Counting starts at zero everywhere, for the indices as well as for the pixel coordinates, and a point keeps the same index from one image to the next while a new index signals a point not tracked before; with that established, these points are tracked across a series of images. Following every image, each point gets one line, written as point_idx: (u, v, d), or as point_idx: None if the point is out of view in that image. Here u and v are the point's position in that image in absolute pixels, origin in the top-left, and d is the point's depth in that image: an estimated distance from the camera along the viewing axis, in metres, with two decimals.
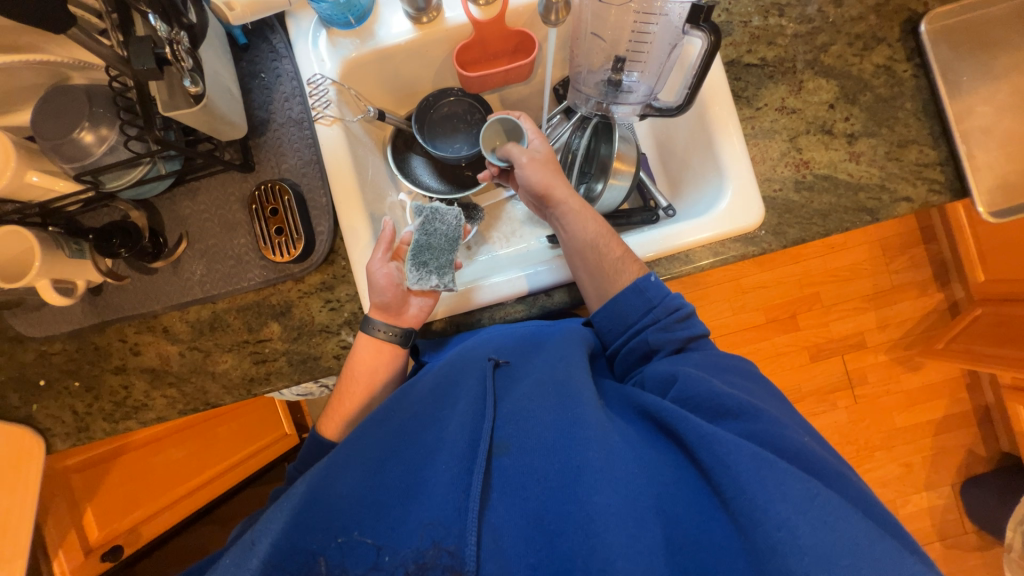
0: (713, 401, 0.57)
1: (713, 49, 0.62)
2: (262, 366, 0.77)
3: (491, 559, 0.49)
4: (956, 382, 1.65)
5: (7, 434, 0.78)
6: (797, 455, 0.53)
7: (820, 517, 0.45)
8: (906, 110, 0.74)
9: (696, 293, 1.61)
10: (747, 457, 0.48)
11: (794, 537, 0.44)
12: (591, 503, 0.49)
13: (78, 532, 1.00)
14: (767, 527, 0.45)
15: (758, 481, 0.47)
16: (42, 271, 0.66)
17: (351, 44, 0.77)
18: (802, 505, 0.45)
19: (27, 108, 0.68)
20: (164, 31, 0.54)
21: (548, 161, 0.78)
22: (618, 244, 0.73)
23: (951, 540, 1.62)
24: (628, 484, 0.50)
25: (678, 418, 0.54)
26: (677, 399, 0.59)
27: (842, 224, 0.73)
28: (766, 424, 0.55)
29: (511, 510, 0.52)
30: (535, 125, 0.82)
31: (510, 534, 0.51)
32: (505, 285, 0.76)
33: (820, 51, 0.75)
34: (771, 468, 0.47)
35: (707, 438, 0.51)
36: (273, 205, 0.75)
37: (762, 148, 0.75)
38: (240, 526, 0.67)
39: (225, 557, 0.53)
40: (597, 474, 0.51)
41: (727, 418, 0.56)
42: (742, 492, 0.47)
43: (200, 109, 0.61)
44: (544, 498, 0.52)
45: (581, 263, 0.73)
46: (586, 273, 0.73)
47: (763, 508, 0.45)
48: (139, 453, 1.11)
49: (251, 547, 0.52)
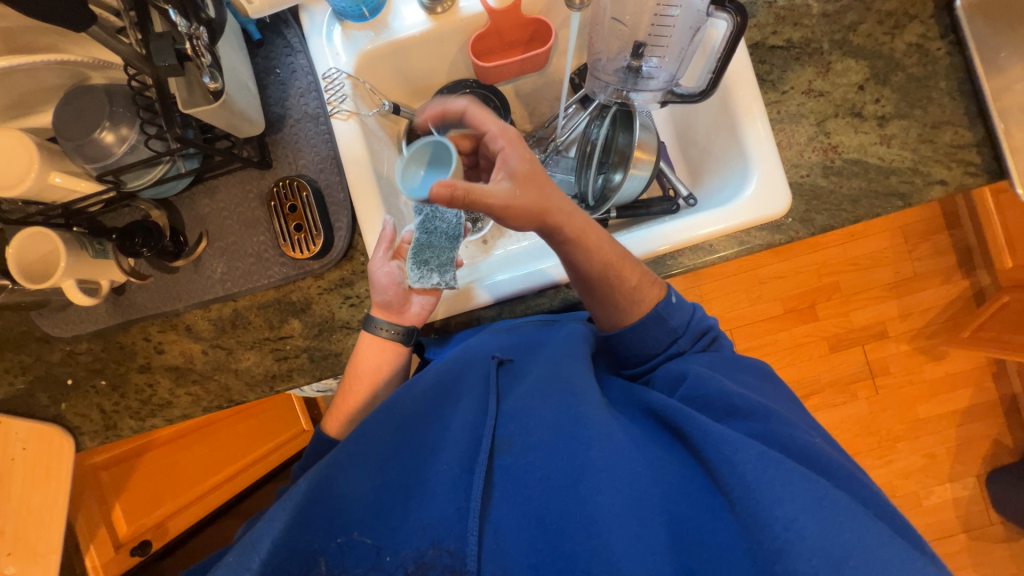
0: (722, 399, 0.57)
1: (739, 31, 0.61)
2: (284, 363, 0.77)
3: (492, 561, 0.48)
4: (981, 371, 1.61)
5: (38, 431, 0.79)
6: (811, 452, 0.52)
7: (831, 518, 0.44)
8: (940, 90, 0.71)
9: (711, 284, 1.59)
10: (753, 457, 0.48)
11: (802, 538, 0.43)
12: (594, 504, 0.48)
13: (107, 528, 1.04)
14: (774, 528, 0.44)
15: (766, 482, 0.46)
16: (67, 271, 0.67)
17: (365, 37, 0.76)
18: (810, 506, 0.44)
19: (48, 109, 0.69)
20: (184, 26, 0.54)
21: (536, 183, 0.61)
22: (632, 268, 0.67)
23: (976, 532, 1.59)
24: (632, 485, 0.49)
25: (686, 416, 0.53)
26: (687, 395, 0.59)
27: (872, 210, 0.70)
28: (784, 423, 0.55)
29: (511, 510, 0.51)
30: (501, 130, 0.63)
31: (511, 534, 0.50)
32: (500, 287, 0.76)
33: (849, 31, 0.73)
34: (774, 469, 0.47)
35: (713, 437, 0.50)
36: (291, 201, 0.75)
37: (788, 133, 0.73)
38: (243, 527, 0.63)
39: (226, 557, 0.51)
40: (599, 473, 0.50)
41: (735, 417, 0.56)
42: (749, 492, 0.46)
43: (220, 106, 0.61)
44: (547, 498, 0.51)
45: (592, 296, 0.68)
46: (599, 304, 0.68)
47: (769, 506, 0.44)
48: (162, 450, 1.13)
49: (252, 549, 0.49)
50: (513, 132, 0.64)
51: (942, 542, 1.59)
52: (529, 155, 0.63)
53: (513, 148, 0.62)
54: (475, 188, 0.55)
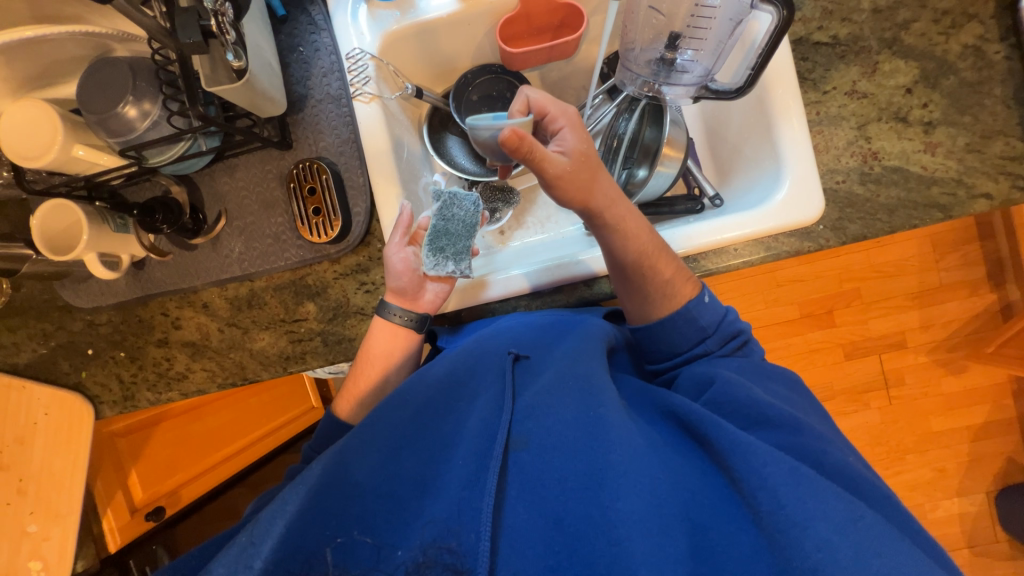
0: (753, 408, 0.56)
1: (785, 25, 0.58)
2: (298, 345, 0.78)
3: (506, 563, 0.49)
4: (1002, 387, 1.56)
5: (60, 398, 0.81)
6: (845, 471, 0.52)
7: (863, 540, 0.44)
8: (994, 97, 0.67)
9: (727, 284, 1.56)
10: (784, 471, 0.47)
11: (835, 559, 0.42)
12: (614, 509, 0.48)
13: (123, 492, 1.08)
14: (806, 547, 0.43)
15: (797, 498, 0.45)
16: (89, 244, 0.68)
17: (391, 16, 0.74)
18: (843, 527, 0.44)
19: (71, 80, 0.68)
20: (210, 1, 0.52)
21: (586, 160, 0.64)
22: (667, 261, 0.67)
23: (980, 548, 1.57)
24: (653, 491, 0.49)
25: (711, 423, 0.53)
26: (714, 399, 0.58)
27: (909, 221, 0.67)
28: (812, 436, 0.54)
29: (527, 511, 0.51)
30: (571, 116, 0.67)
31: (526, 535, 0.50)
32: (516, 280, 0.75)
33: (901, 29, 0.69)
34: (807, 485, 0.47)
35: (741, 447, 0.50)
36: (310, 184, 0.74)
37: (827, 136, 0.70)
38: (254, 503, 0.63)
39: (239, 536, 0.53)
40: (621, 477, 0.50)
41: (765, 426, 0.55)
42: (780, 507, 0.45)
43: (243, 85, 0.60)
44: (565, 499, 0.51)
45: (622, 283, 0.69)
46: (628, 292, 0.69)
47: (802, 526, 0.44)
48: (178, 420, 1.16)
49: (264, 533, 0.50)
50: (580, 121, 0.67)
51: None
52: (589, 142, 0.67)
53: (574, 130, 0.66)
54: (534, 149, 0.60)
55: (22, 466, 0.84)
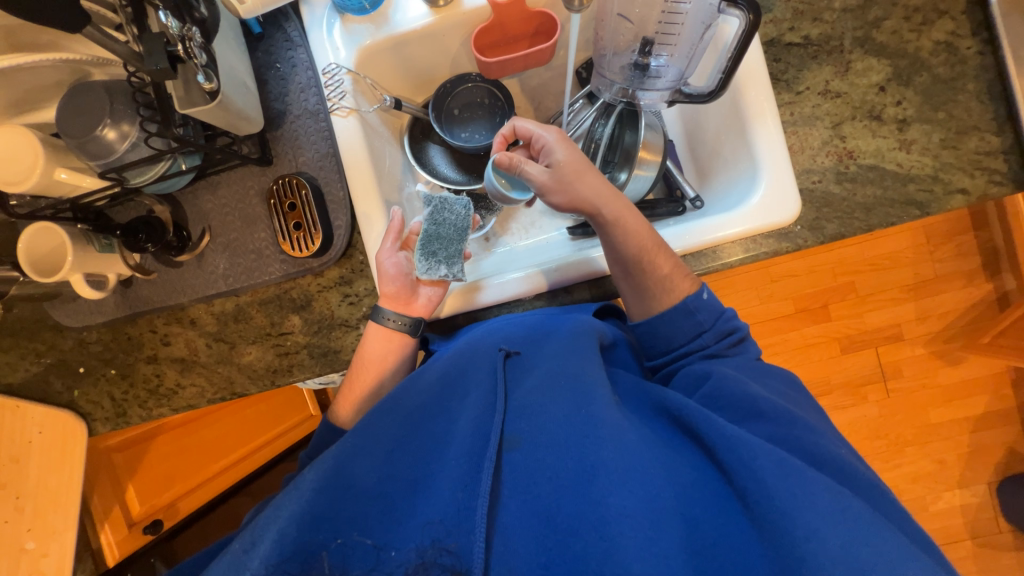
0: (746, 402, 0.56)
1: (751, 29, 0.58)
2: (285, 358, 0.78)
3: (501, 562, 0.49)
4: (1001, 377, 1.55)
5: (53, 415, 0.82)
6: (834, 461, 0.52)
7: (850, 530, 0.44)
8: (967, 92, 0.67)
9: (720, 283, 1.56)
10: (772, 463, 0.48)
11: (823, 546, 0.43)
12: (606, 505, 0.48)
13: (121, 507, 1.12)
14: (796, 537, 0.44)
15: (786, 489, 0.46)
16: (75, 265, 0.69)
17: (366, 30, 0.74)
18: (834, 517, 0.44)
19: (52, 106, 0.70)
20: (175, 28, 0.55)
21: (568, 172, 0.67)
22: (666, 257, 0.67)
23: (983, 539, 1.56)
24: (644, 487, 0.49)
25: (701, 418, 0.53)
26: (708, 394, 0.59)
27: (887, 219, 0.67)
28: (803, 429, 0.54)
29: (520, 508, 0.51)
30: (559, 133, 0.70)
31: (520, 534, 0.50)
32: (514, 285, 0.75)
33: (872, 27, 0.69)
34: (795, 477, 0.47)
35: (730, 439, 0.50)
36: (291, 200, 0.75)
37: (802, 136, 0.70)
38: (251, 510, 0.63)
39: (234, 542, 0.52)
40: (611, 473, 0.50)
41: (758, 420, 0.55)
42: (768, 497, 0.46)
43: (217, 105, 0.61)
44: (557, 496, 0.51)
45: (623, 276, 0.69)
46: (629, 287, 0.69)
47: (789, 515, 0.45)
48: (174, 433, 1.19)
49: (260, 533, 0.50)
50: (564, 138, 0.69)
51: (947, 547, 1.56)
52: (572, 153, 0.69)
53: (553, 146, 0.69)
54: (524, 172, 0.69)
55: (18, 484, 0.85)
